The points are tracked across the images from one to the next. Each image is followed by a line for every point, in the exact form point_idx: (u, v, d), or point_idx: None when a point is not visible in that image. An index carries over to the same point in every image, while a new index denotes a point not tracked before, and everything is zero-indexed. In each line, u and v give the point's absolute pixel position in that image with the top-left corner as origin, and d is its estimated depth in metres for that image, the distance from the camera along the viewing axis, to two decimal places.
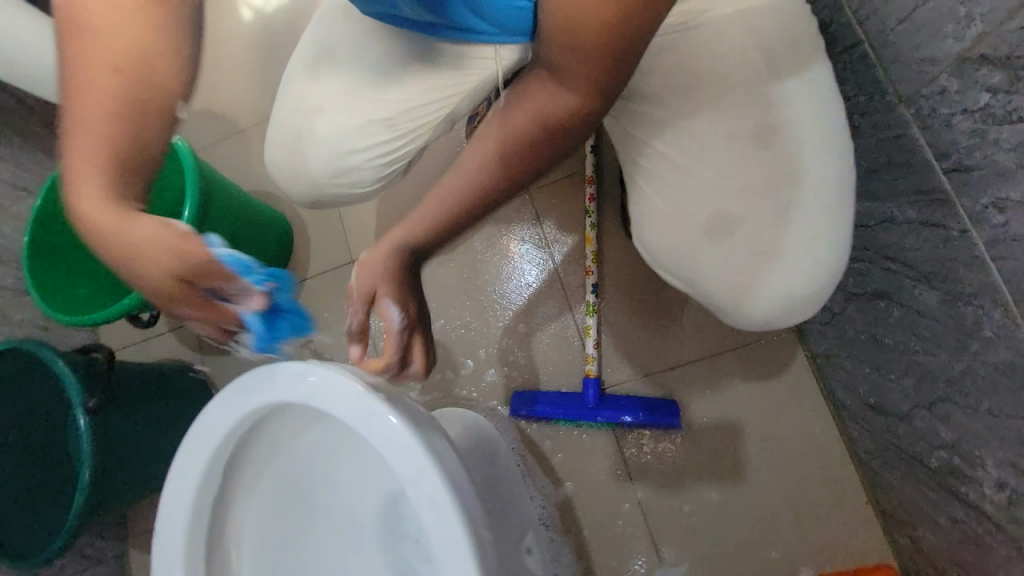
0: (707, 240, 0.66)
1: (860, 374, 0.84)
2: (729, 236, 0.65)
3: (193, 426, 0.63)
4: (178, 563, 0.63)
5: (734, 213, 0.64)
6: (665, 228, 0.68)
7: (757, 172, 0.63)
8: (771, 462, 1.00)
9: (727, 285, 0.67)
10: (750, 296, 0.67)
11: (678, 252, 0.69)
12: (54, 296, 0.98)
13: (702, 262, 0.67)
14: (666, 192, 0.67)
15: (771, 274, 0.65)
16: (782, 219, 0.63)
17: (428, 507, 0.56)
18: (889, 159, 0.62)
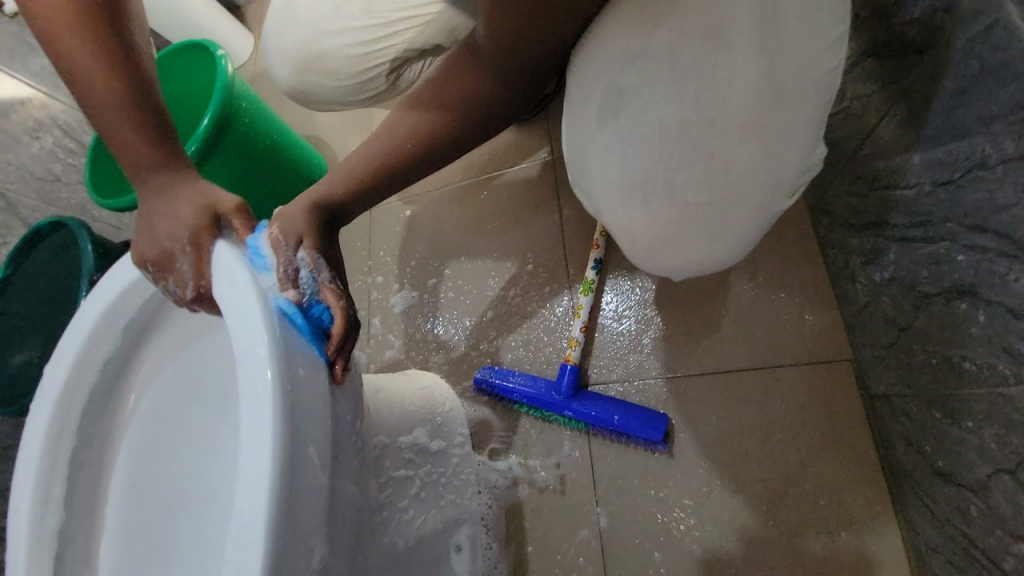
0: (598, 122, 0.55)
1: (924, 423, 0.59)
2: (614, 118, 0.53)
3: (104, 278, 0.62)
4: (46, 410, 0.60)
5: (627, 85, 0.51)
6: (583, 131, 0.58)
7: (670, 39, 0.47)
8: (786, 527, 0.74)
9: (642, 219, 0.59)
10: (638, 198, 0.57)
11: (598, 171, 0.59)
12: (105, 185, 1.09)
13: (593, 148, 0.57)
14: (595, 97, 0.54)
15: (664, 174, 0.54)
16: (675, 93, 0.49)
17: (249, 402, 0.46)
18: (981, 65, 0.44)
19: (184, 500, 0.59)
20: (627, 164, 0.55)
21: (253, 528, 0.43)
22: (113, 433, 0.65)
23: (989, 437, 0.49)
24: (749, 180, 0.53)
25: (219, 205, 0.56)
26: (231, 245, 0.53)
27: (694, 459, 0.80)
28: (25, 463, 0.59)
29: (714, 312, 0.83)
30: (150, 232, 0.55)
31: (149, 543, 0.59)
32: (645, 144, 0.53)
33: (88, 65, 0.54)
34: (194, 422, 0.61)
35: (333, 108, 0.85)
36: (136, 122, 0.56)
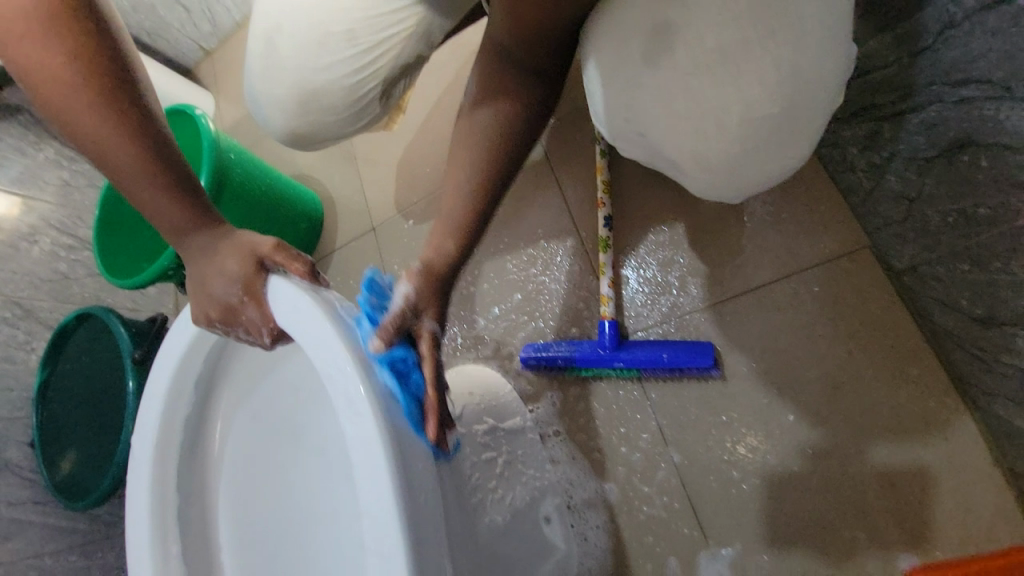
0: (642, 63, 0.55)
1: (955, 280, 0.63)
2: (659, 55, 0.54)
3: (167, 339, 0.65)
4: (147, 473, 0.63)
5: (674, 20, 0.52)
6: (619, 81, 0.58)
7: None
8: (848, 416, 0.78)
9: (683, 154, 0.60)
10: (680, 133, 0.58)
11: (637, 121, 0.60)
12: (118, 269, 1.11)
13: (641, 92, 0.57)
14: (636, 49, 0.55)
15: (713, 95, 0.54)
16: (731, 17, 0.51)
17: (347, 406, 0.49)
18: None
19: (293, 530, 0.62)
20: (683, 96, 0.55)
21: (383, 516, 0.46)
22: (206, 486, 0.67)
23: (1016, 270, 0.54)
24: (808, 90, 0.54)
25: (257, 249, 0.56)
26: (285, 278, 0.55)
27: (747, 375, 0.83)
28: (139, 528, 0.62)
29: (730, 236, 0.87)
30: (206, 292, 0.56)
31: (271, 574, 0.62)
32: (704, 78, 0.54)
33: (118, 150, 0.52)
34: (284, 454, 0.64)
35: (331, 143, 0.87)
36: (166, 191, 0.55)
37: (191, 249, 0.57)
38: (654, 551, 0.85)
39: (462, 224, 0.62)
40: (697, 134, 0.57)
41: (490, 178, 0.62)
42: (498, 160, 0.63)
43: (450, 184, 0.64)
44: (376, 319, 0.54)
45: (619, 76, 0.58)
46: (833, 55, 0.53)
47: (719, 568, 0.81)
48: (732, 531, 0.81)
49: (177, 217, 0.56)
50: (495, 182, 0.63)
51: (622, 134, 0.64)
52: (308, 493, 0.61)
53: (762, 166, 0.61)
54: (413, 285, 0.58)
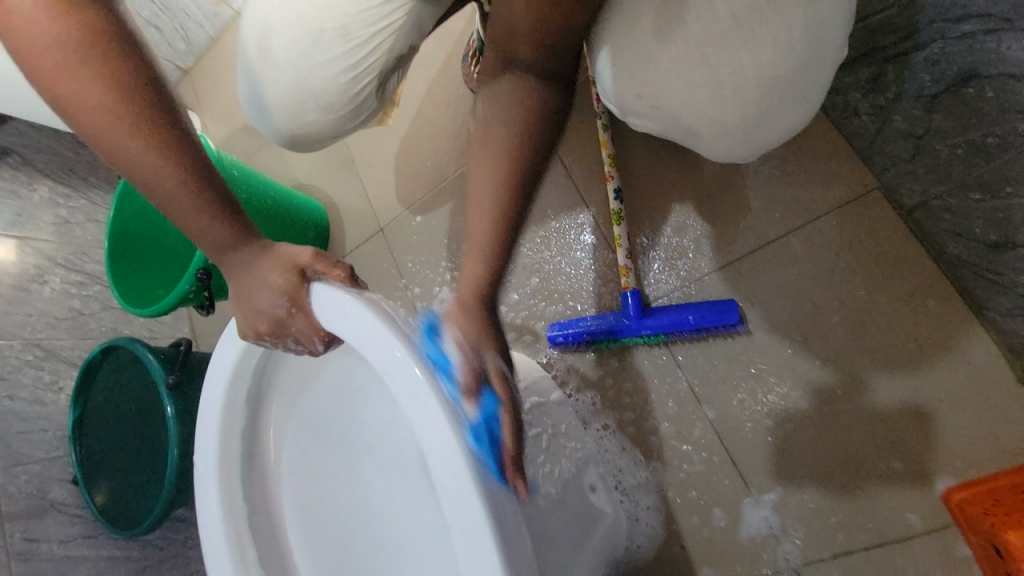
0: (655, 39, 0.57)
1: (965, 207, 0.65)
2: (676, 27, 0.56)
3: (212, 358, 0.66)
4: (214, 487, 0.65)
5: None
6: (633, 60, 0.60)
7: None
8: (872, 353, 0.81)
9: (701, 121, 0.62)
10: (696, 102, 0.60)
11: (648, 97, 0.62)
12: (135, 297, 1.11)
13: (656, 68, 0.59)
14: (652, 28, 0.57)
15: (716, 59, 0.56)
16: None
17: (411, 401, 0.51)
18: None
19: (369, 519, 0.65)
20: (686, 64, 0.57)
21: (464, 500, 0.48)
22: (269, 496, 0.69)
23: None
24: (818, 49, 0.55)
25: (298, 260, 0.58)
26: (328, 284, 0.56)
27: (772, 327, 0.86)
28: (215, 540, 0.64)
29: (739, 195, 0.89)
30: (253, 308, 0.57)
31: (353, 564, 0.65)
32: (713, 44, 0.55)
33: (160, 170, 0.53)
34: (347, 454, 0.66)
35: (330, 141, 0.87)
36: (207, 209, 0.56)
37: (233, 267, 0.59)
38: (700, 506, 0.88)
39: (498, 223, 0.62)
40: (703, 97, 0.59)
41: (515, 195, 0.62)
42: (520, 173, 0.62)
43: (473, 219, 0.63)
44: (448, 369, 0.53)
45: (634, 55, 0.59)
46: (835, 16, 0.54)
47: (765, 514, 0.85)
48: (773, 477, 0.85)
49: (220, 231, 0.57)
50: (524, 186, 0.62)
51: (632, 111, 0.66)
52: (379, 486, 0.64)
53: (773, 132, 0.63)
54: (465, 321, 0.56)
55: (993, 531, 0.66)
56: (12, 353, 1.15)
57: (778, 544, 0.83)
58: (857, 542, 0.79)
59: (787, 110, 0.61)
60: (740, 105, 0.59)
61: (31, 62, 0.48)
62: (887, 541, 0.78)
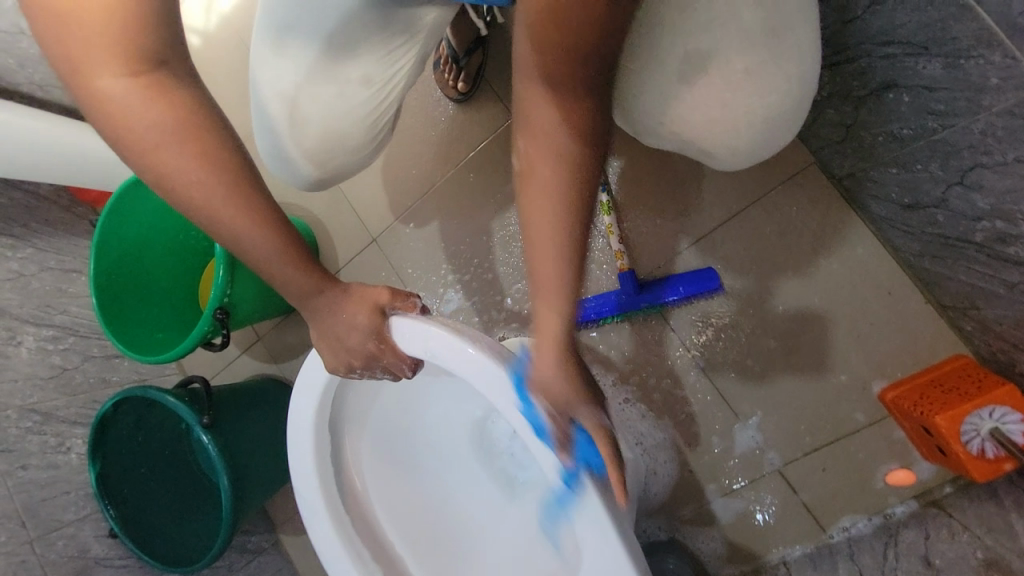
0: (677, 82, 0.68)
1: (890, 179, 0.82)
2: (696, 73, 0.67)
3: (293, 399, 0.72)
4: (321, 510, 0.73)
5: (704, 47, 0.65)
6: (658, 96, 0.70)
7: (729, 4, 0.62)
8: (821, 295, 1.01)
9: (713, 145, 0.74)
10: (710, 129, 0.72)
11: (669, 123, 0.73)
12: (142, 345, 1.09)
13: (675, 103, 0.70)
14: (678, 71, 0.67)
15: (719, 95, 0.67)
16: (754, 46, 0.64)
17: (509, 407, 0.62)
18: None
19: (465, 481, 0.82)
20: (695, 97, 0.68)
21: (572, 476, 0.60)
22: (364, 507, 0.78)
23: (937, 168, 0.72)
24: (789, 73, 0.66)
25: (379, 301, 0.66)
26: (407, 316, 0.65)
27: (742, 285, 1.04)
28: (332, 549, 0.73)
29: (703, 177, 1.05)
30: (342, 347, 0.64)
31: (457, 528, 0.80)
32: (726, 92, 0.67)
33: (251, 233, 0.59)
34: (434, 441, 0.82)
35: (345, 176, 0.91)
36: (289, 265, 0.62)
37: (317, 315, 0.65)
38: (702, 437, 1.08)
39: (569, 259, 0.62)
40: (703, 120, 0.70)
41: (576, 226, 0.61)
42: (576, 206, 0.61)
43: (540, 261, 0.62)
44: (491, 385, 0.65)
45: (662, 93, 0.70)
46: (803, 59, 0.65)
47: (752, 434, 1.06)
48: (756, 404, 1.05)
49: (305, 280, 0.63)
50: (578, 220, 0.61)
51: (651, 130, 0.76)
52: (467, 457, 0.82)
53: (764, 148, 0.75)
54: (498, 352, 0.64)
55: (923, 416, 0.88)
56: (11, 423, 1.10)
57: (765, 455, 1.05)
58: (822, 441, 1.02)
59: (772, 130, 0.71)
60: (740, 133, 0.72)
61: (133, 146, 0.54)
62: (842, 437, 1.02)
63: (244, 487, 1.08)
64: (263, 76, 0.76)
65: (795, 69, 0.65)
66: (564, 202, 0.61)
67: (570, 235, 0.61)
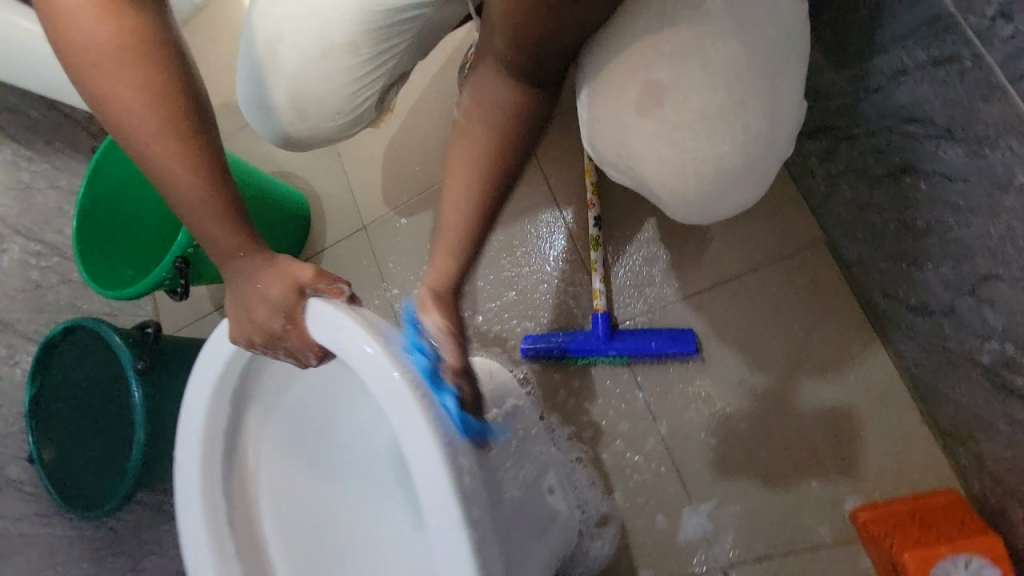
0: (638, 115, 0.62)
1: (899, 274, 0.73)
2: (660, 111, 0.60)
3: (199, 360, 0.67)
4: (195, 487, 0.67)
5: (664, 80, 0.59)
6: (614, 123, 0.64)
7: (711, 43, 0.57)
8: (805, 386, 0.91)
9: (686, 202, 0.68)
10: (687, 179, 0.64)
11: (625, 157, 0.66)
12: (108, 278, 1.08)
13: (633, 137, 0.63)
14: (641, 106, 0.61)
15: (671, 134, 0.61)
16: (714, 87, 0.58)
17: (401, 419, 0.56)
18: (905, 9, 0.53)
19: (364, 497, 0.72)
20: (651, 130, 0.62)
21: (446, 513, 0.53)
22: (248, 496, 0.71)
23: (948, 271, 0.63)
24: (771, 135, 0.62)
25: (299, 279, 0.61)
26: (325, 300, 0.60)
27: (721, 355, 0.95)
28: (196, 532, 0.67)
29: (703, 233, 0.98)
30: (249, 318, 0.60)
31: (338, 546, 0.71)
32: (702, 140, 0.61)
33: (181, 176, 0.55)
34: (345, 449, 0.73)
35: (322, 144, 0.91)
36: (216, 219, 0.58)
37: (235, 279, 0.61)
38: (646, 511, 0.97)
39: (469, 231, 0.65)
40: (654, 158, 0.64)
41: (487, 202, 0.65)
42: (495, 180, 0.65)
43: (448, 212, 0.66)
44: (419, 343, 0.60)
45: (618, 124, 0.64)
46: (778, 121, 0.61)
47: (701, 521, 0.95)
48: (713, 490, 0.95)
49: (233, 238, 0.59)
50: (485, 201, 0.65)
51: (605, 159, 0.70)
52: (374, 479, 0.72)
53: (728, 204, 0.70)
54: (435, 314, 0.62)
55: (893, 550, 0.76)
56: None
57: (710, 548, 0.93)
58: (777, 549, 0.90)
59: (734, 187, 0.66)
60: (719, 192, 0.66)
61: (79, 63, 0.52)
62: (801, 550, 0.89)
63: (164, 444, 1.04)
64: (257, 28, 0.78)
65: (764, 128, 0.61)
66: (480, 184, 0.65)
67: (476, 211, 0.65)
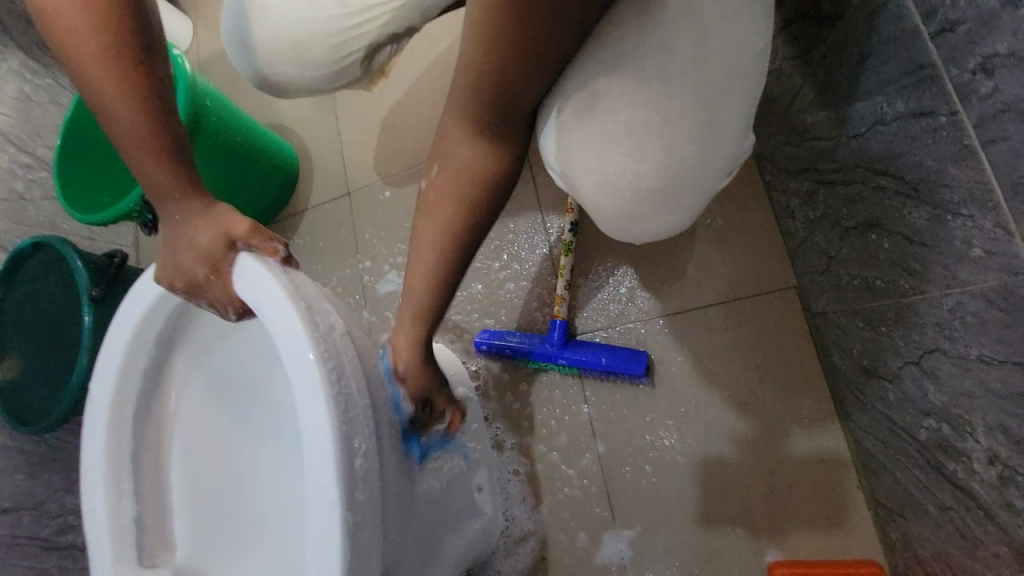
0: (574, 123, 0.60)
1: (855, 333, 0.70)
2: (592, 125, 0.59)
3: (128, 295, 0.66)
4: (101, 419, 0.66)
5: (600, 89, 0.56)
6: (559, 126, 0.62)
7: (656, 71, 0.53)
8: (751, 431, 0.89)
9: (611, 215, 0.69)
10: (607, 195, 0.65)
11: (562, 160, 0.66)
12: (82, 201, 1.07)
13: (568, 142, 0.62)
14: (581, 116, 0.59)
15: (604, 145, 0.60)
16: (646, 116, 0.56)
17: (304, 389, 0.55)
18: (892, 55, 0.50)
19: (261, 483, 0.67)
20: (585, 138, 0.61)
21: (329, 491, 0.52)
22: (160, 439, 0.71)
23: (898, 338, 0.60)
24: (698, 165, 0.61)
25: (233, 231, 0.59)
26: (253, 257, 0.58)
27: (673, 384, 0.93)
28: (94, 467, 0.65)
29: (677, 258, 0.95)
30: (174, 262, 0.59)
31: (226, 522, 0.67)
32: (625, 162, 0.60)
33: (117, 102, 0.55)
34: (254, 420, 0.69)
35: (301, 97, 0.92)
36: (151, 152, 0.57)
37: (171, 218, 0.60)
38: (569, 526, 0.96)
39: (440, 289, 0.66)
40: (591, 162, 0.62)
41: (459, 256, 0.65)
42: (467, 236, 0.64)
43: (416, 266, 0.66)
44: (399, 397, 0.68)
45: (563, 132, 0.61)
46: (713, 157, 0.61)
47: (621, 547, 0.93)
48: (640, 517, 0.92)
49: (164, 174, 0.58)
50: (459, 257, 0.65)
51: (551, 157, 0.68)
52: (274, 459, 0.67)
53: (649, 223, 0.70)
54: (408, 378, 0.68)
55: None
56: None
57: None
58: None
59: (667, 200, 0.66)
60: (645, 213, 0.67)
61: None
62: None
63: None
64: None
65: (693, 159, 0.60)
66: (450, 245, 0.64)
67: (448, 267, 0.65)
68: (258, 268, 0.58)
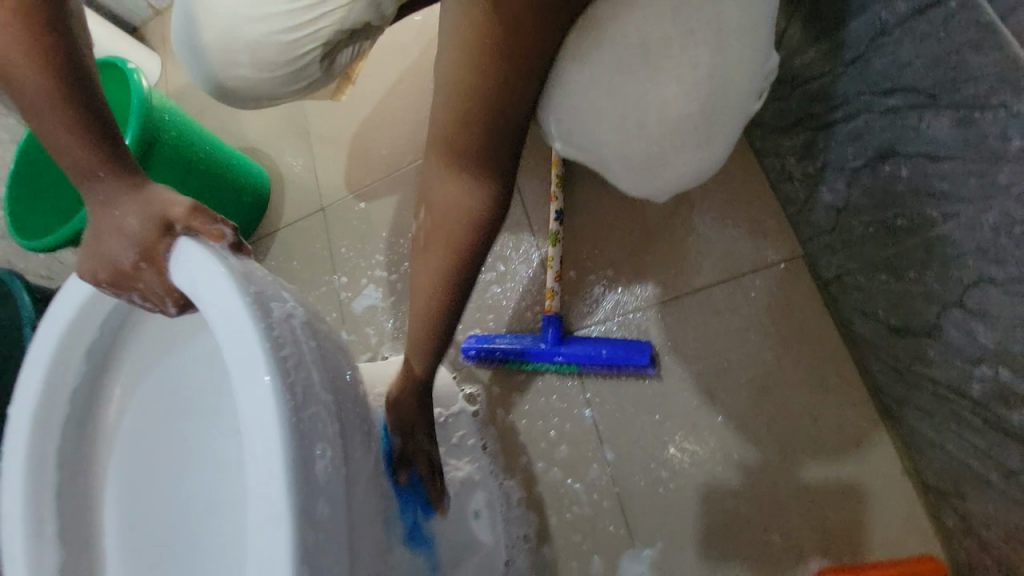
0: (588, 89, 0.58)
1: (878, 289, 0.64)
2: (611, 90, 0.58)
3: (54, 300, 0.57)
4: (19, 448, 0.56)
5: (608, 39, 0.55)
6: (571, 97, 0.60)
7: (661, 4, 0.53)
8: (775, 421, 0.80)
9: (632, 175, 0.68)
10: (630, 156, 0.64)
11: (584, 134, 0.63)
12: (30, 227, 1.01)
13: (588, 115, 0.61)
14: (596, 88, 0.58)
15: (614, 102, 0.59)
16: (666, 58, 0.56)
17: (243, 383, 0.45)
18: None
19: (205, 515, 0.55)
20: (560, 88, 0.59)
21: (279, 506, 0.42)
22: (96, 471, 0.60)
23: (932, 281, 0.55)
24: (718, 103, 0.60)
25: (168, 211, 0.51)
26: (195, 239, 0.50)
27: (682, 376, 0.84)
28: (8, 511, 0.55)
29: (673, 239, 0.88)
30: (100, 250, 0.52)
31: (167, 563, 0.55)
32: (645, 114, 0.59)
33: (21, 66, 0.49)
34: (194, 450, 0.56)
35: (260, 101, 0.90)
36: (69, 125, 0.51)
37: (98, 203, 0.53)
38: (581, 550, 0.84)
39: (442, 303, 0.63)
40: (589, 125, 0.62)
41: (457, 279, 0.62)
42: (461, 265, 0.62)
43: (419, 281, 0.64)
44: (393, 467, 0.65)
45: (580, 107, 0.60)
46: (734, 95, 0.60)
47: (642, 569, 0.81)
48: (660, 532, 0.81)
49: (81, 149, 0.52)
50: (465, 269, 0.62)
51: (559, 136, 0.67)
52: (216, 494, 0.54)
53: (670, 174, 0.68)
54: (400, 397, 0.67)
55: None
56: None
57: None
58: None
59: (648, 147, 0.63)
60: (677, 165, 0.66)
61: None
62: None
63: None
64: None
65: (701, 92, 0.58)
66: (453, 260, 0.62)
67: (456, 276, 0.63)
68: (204, 249, 0.49)
